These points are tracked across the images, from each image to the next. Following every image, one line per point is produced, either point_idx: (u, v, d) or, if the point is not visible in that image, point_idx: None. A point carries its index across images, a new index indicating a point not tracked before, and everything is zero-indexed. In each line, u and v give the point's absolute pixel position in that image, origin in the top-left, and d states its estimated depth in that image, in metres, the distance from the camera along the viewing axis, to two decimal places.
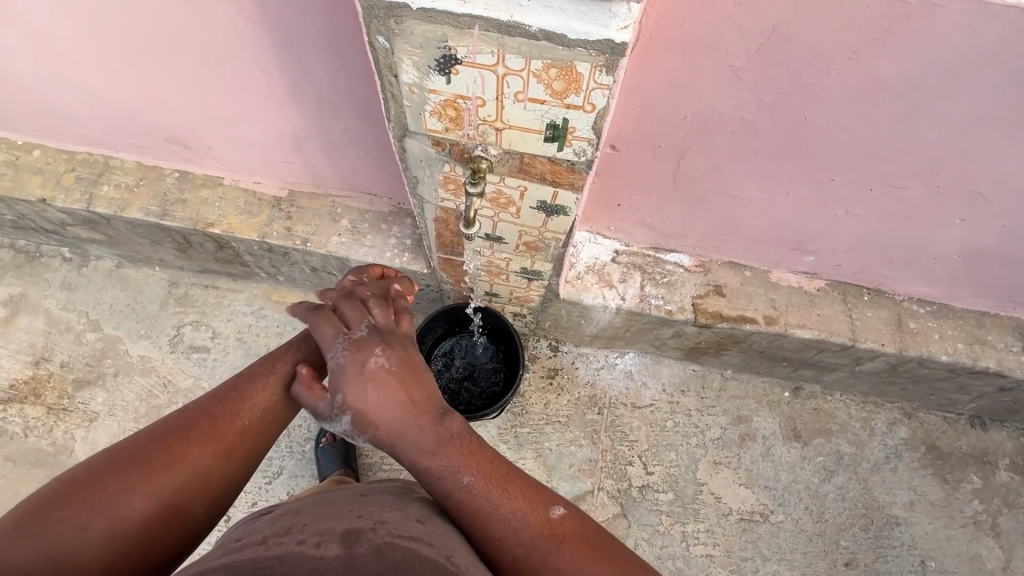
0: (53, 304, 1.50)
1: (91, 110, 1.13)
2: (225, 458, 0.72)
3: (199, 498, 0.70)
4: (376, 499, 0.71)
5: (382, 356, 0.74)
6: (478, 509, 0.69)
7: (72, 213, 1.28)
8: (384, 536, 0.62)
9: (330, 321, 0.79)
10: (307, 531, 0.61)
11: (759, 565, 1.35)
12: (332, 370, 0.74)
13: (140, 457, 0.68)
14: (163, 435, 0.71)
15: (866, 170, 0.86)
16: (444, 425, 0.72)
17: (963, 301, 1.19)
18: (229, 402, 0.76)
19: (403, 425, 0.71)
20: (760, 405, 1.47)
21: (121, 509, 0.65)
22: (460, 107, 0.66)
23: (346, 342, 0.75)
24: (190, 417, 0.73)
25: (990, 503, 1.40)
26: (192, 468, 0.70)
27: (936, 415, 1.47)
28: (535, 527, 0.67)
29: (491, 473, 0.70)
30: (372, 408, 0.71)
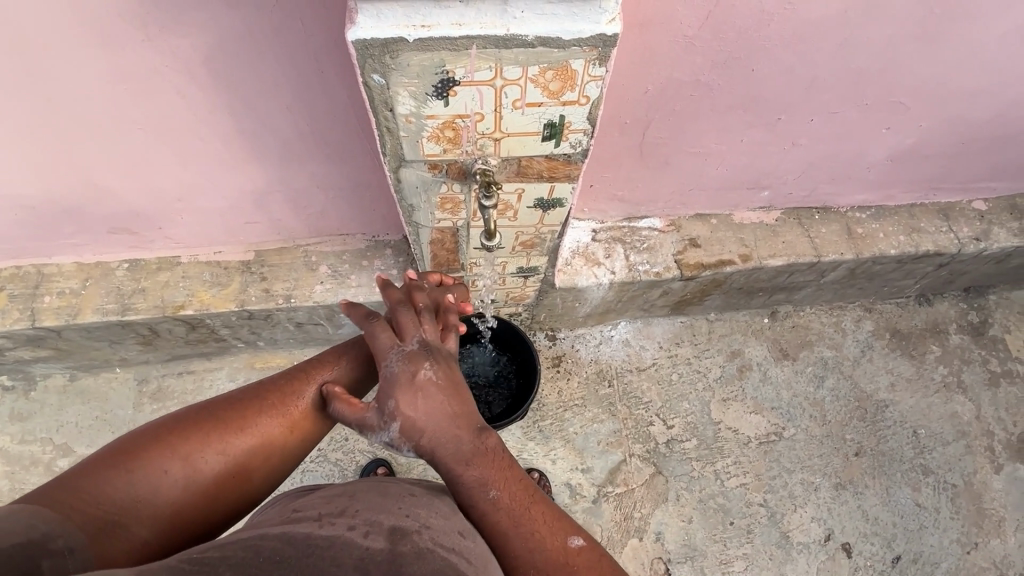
0: (8, 440, 1.34)
1: (17, 219, 1.02)
2: (291, 432, 0.74)
3: (263, 467, 0.71)
4: (426, 496, 0.69)
5: (431, 370, 0.73)
6: (501, 522, 0.69)
7: (13, 336, 1.15)
8: (427, 542, 0.59)
9: (384, 330, 0.77)
10: (359, 518, 0.60)
11: (787, 479, 1.46)
12: (384, 379, 0.73)
13: (218, 419, 0.70)
14: (242, 402, 0.73)
15: (808, 103, 0.96)
16: (484, 437, 0.72)
17: (894, 199, 1.35)
18: (298, 379, 0.78)
19: (447, 432, 0.71)
20: (747, 336, 1.59)
21: (197, 465, 0.66)
22: (459, 127, 0.67)
23: (400, 356, 0.74)
24: (264, 389, 0.75)
25: (952, 365, 1.59)
26: (260, 436, 0.71)
27: (890, 303, 1.65)
28: (551, 549, 0.67)
29: (518, 492, 0.71)
30: (422, 416, 0.71)
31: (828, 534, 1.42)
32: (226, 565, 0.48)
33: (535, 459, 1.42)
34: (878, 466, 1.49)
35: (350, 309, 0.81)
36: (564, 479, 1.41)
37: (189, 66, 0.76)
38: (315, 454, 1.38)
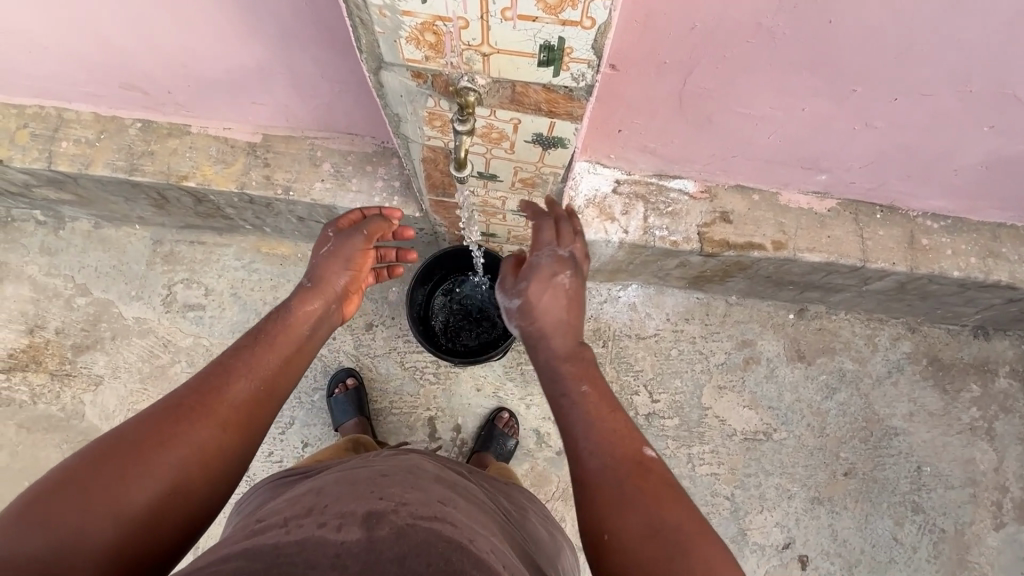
0: (36, 270, 1.45)
1: (32, 58, 1.02)
2: (228, 431, 0.64)
3: (205, 476, 0.61)
4: (398, 476, 0.68)
5: (568, 278, 0.81)
6: (578, 416, 0.67)
7: (34, 174, 1.20)
8: (406, 519, 0.59)
9: (546, 232, 0.84)
10: (328, 513, 0.59)
11: (762, 480, 1.40)
12: (530, 266, 0.83)
13: (134, 440, 0.58)
14: (155, 416, 0.61)
15: (894, 77, 0.78)
16: (583, 345, 0.76)
17: (979, 213, 1.14)
18: (222, 374, 0.67)
19: (551, 333, 0.78)
20: (764, 328, 1.46)
21: (125, 496, 0.55)
22: (440, 31, 0.57)
23: (554, 252, 0.82)
24: (179, 394, 0.64)
25: (987, 409, 1.43)
26: (192, 444, 0.60)
27: (940, 328, 1.47)
28: (629, 460, 0.62)
29: (601, 397, 0.69)
30: (541, 305, 0.80)
31: (787, 542, 1.37)
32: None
33: (509, 400, 1.42)
34: (865, 491, 1.40)
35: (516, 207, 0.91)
36: (534, 426, 1.41)
37: None
38: None
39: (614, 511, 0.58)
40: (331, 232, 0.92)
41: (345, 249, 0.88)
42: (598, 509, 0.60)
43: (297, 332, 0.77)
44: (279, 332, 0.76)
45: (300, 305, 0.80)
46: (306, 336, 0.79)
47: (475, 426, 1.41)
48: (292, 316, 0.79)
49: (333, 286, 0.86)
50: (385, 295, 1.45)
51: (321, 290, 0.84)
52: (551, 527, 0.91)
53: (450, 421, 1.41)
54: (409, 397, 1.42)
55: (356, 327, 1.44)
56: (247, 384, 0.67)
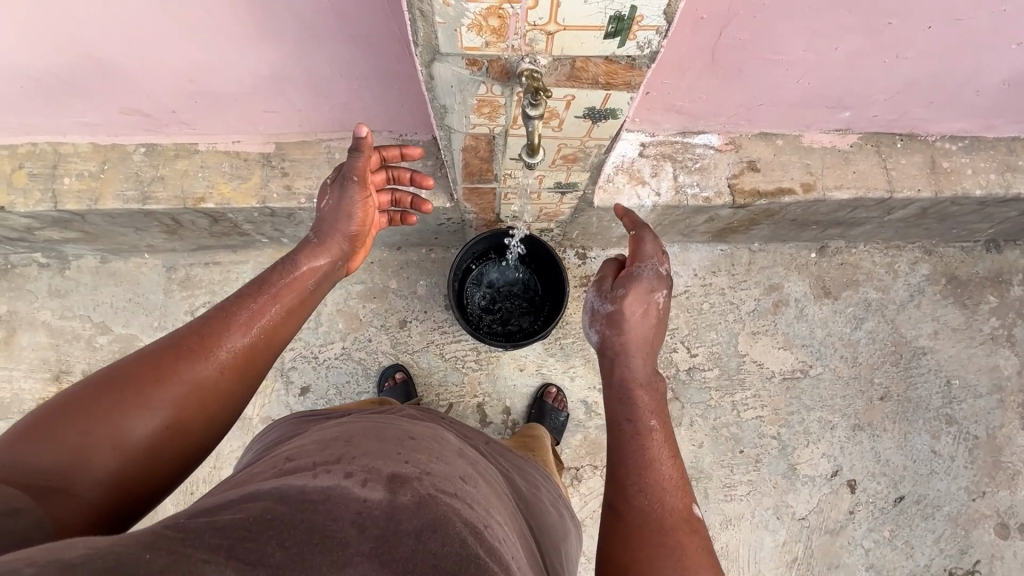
0: (50, 315, 1.39)
1: (23, 93, 0.95)
2: (223, 375, 0.66)
3: (200, 415, 0.64)
4: (424, 442, 0.66)
5: (662, 300, 0.84)
6: (640, 450, 0.72)
7: (39, 217, 1.14)
8: (429, 489, 0.57)
9: (655, 244, 0.87)
10: (356, 465, 0.58)
11: (804, 416, 1.46)
12: (632, 273, 0.85)
13: (134, 377, 0.61)
14: (155, 356, 0.63)
15: (930, 4, 0.78)
16: (657, 377, 0.81)
17: (995, 130, 1.17)
18: (219, 320, 0.68)
19: (637, 351, 0.81)
20: (789, 270, 1.49)
21: (124, 425, 0.59)
22: (506, 14, 0.55)
23: (657, 269, 0.85)
24: (180, 337, 0.66)
25: (1005, 318, 1.50)
26: (188, 382, 0.63)
27: (954, 246, 1.51)
28: (676, 513, 0.68)
29: (662, 441, 0.74)
30: (631, 319, 0.83)
31: (835, 470, 1.44)
32: (210, 530, 0.45)
33: (553, 375, 1.43)
34: (901, 411, 1.46)
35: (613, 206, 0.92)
36: (581, 397, 1.43)
37: None
38: (339, 352, 1.42)
39: (654, 551, 0.64)
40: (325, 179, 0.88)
41: (344, 202, 0.85)
42: (632, 543, 0.65)
43: (300, 285, 0.77)
44: (281, 282, 0.75)
45: (305, 259, 0.79)
46: (309, 290, 0.78)
47: (524, 406, 1.42)
48: (296, 271, 0.77)
49: (335, 233, 0.84)
50: (414, 289, 1.44)
51: (328, 245, 0.83)
52: (560, 506, 0.91)
53: (498, 404, 1.42)
54: (454, 388, 1.42)
55: (390, 326, 1.43)
56: (243, 334, 0.69)
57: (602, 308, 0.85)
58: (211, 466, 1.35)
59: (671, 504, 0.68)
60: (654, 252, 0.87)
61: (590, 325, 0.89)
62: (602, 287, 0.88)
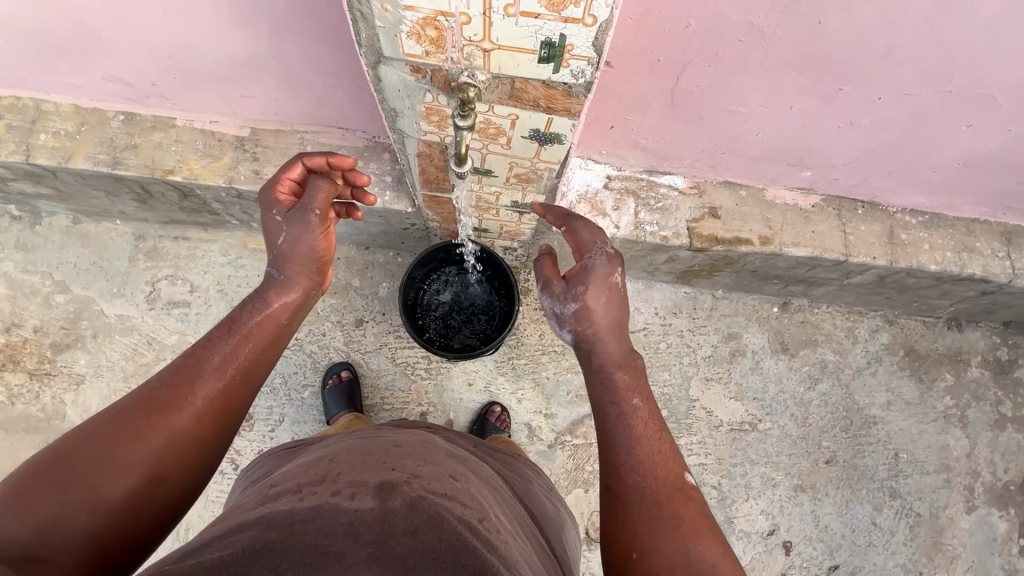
0: (12, 267, 1.41)
1: (9, 48, 0.98)
2: (199, 423, 0.65)
3: (179, 465, 0.63)
4: (410, 447, 0.67)
5: (620, 279, 0.84)
6: (627, 434, 0.73)
7: (10, 167, 1.16)
8: (417, 491, 0.59)
9: (589, 230, 0.86)
10: (341, 481, 0.59)
11: (747, 469, 1.44)
12: (584, 267, 0.83)
13: (107, 433, 0.60)
14: (127, 411, 0.62)
15: (878, 75, 0.80)
16: (634, 353, 0.82)
17: (955, 209, 1.19)
18: (191, 367, 0.67)
19: (609, 336, 0.82)
20: (749, 321, 1.50)
21: (100, 484, 0.58)
22: (442, 26, 0.58)
23: (604, 251, 0.84)
24: (150, 388, 0.65)
25: (960, 398, 1.49)
26: (164, 434, 0.62)
27: (916, 319, 1.52)
28: (671, 482, 0.69)
29: (647, 417, 0.75)
30: (599, 311, 0.83)
31: (772, 529, 1.41)
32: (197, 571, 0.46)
33: (501, 394, 1.43)
34: (846, 478, 1.45)
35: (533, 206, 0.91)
36: (525, 419, 1.42)
37: None
38: (291, 342, 1.42)
39: (654, 525, 0.65)
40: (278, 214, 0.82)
41: (303, 237, 0.80)
42: (634, 520, 0.66)
43: (272, 321, 0.76)
44: (252, 322, 0.74)
45: (277, 296, 0.78)
46: (283, 324, 0.77)
47: (467, 421, 1.41)
48: (268, 308, 0.76)
49: (305, 264, 0.80)
50: (375, 291, 1.45)
51: (298, 277, 0.80)
52: (555, 500, 0.90)
53: (442, 416, 1.41)
54: (400, 393, 1.42)
55: (346, 323, 1.43)
56: (216, 379, 0.68)
57: (566, 309, 0.85)
58: None
59: (666, 473, 0.70)
60: (592, 236, 0.86)
61: (559, 327, 0.88)
62: (556, 290, 0.86)
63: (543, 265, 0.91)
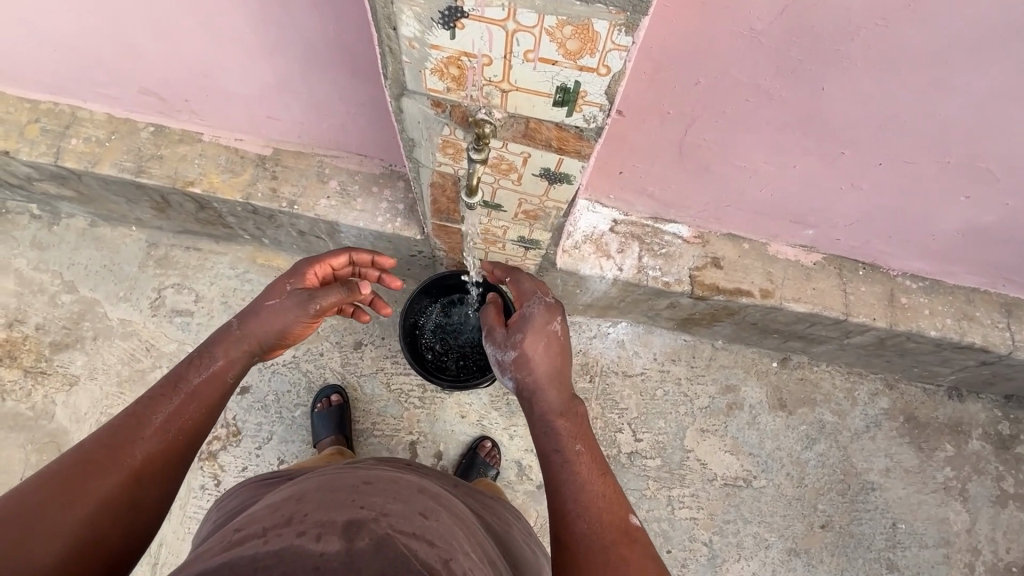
0: (24, 264, 1.43)
1: (57, 58, 1.04)
2: (135, 482, 0.65)
3: (112, 529, 0.62)
4: (381, 487, 0.66)
5: (560, 326, 0.87)
6: (572, 477, 0.71)
7: (38, 168, 1.20)
8: (385, 529, 0.58)
9: (531, 282, 0.94)
10: (307, 521, 0.57)
11: (740, 527, 1.40)
12: (525, 315, 0.88)
13: (43, 495, 0.59)
14: (60, 473, 0.61)
15: (877, 142, 0.83)
16: (575, 399, 0.82)
17: (954, 277, 1.20)
18: (131, 426, 0.68)
19: (549, 384, 0.82)
20: (748, 374, 1.49)
21: (30, 548, 0.55)
22: (464, 66, 0.61)
23: (543, 300, 0.89)
24: (84, 452, 0.64)
25: (961, 470, 1.46)
26: (100, 496, 0.62)
27: (916, 386, 1.50)
28: (616, 525, 0.67)
29: (591, 461, 0.74)
30: (538, 357, 0.84)
31: None
32: None
33: (493, 429, 1.41)
34: (841, 545, 1.40)
35: (482, 266, 1.02)
36: (516, 457, 1.40)
37: None
38: (288, 360, 1.42)
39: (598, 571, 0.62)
40: (292, 283, 0.88)
41: (291, 313, 0.86)
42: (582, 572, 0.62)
43: (220, 379, 0.78)
44: (199, 378, 0.76)
45: (223, 353, 0.80)
46: (229, 382, 0.79)
47: (457, 453, 1.39)
48: (214, 364, 0.78)
49: (268, 334, 0.85)
50: (377, 314, 1.46)
51: (252, 338, 0.83)
52: (533, 544, 0.88)
53: (432, 447, 1.39)
54: (392, 420, 1.41)
55: (345, 345, 1.44)
56: (158, 438, 0.69)
57: (507, 356, 0.87)
58: None
59: (609, 518, 0.67)
60: (535, 287, 0.93)
61: (501, 375, 0.89)
62: (499, 338, 0.90)
63: (489, 313, 0.96)
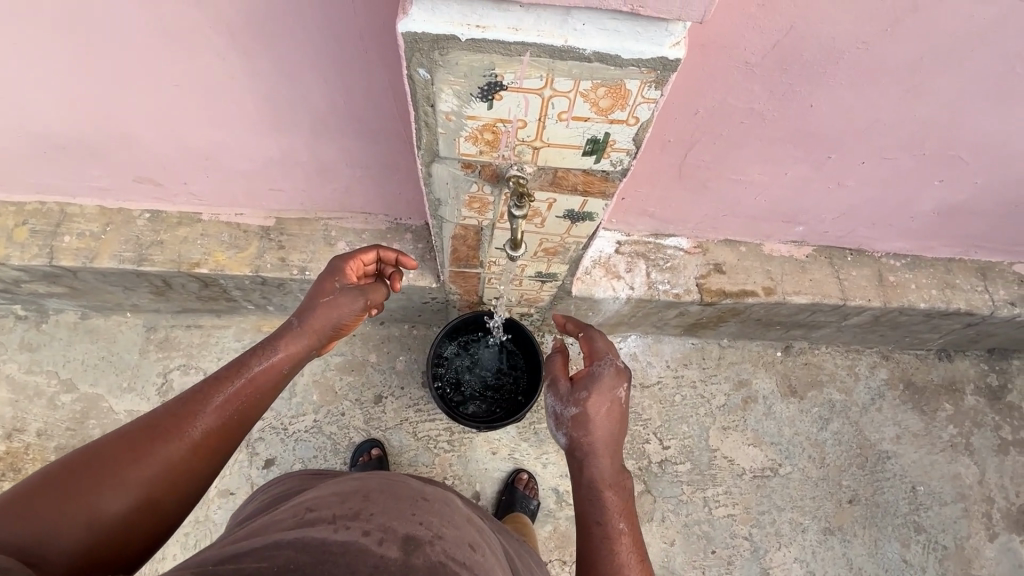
0: (15, 369, 1.36)
1: (46, 158, 1.02)
2: (194, 454, 0.68)
3: (171, 491, 0.65)
4: (438, 504, 0.66)
5: (624, 394, 0.89)
6: (609, 556, 0.74)
7: (30, 271, 1.16)
8: (438, 555, 0.57)
9: (603, 340, 0.96)
10: (373, 523, 0.58)
11: (775, 516, 1.45)
12: (595, 374, 0.90)
13: (114, 451, 0.63)
14: (133, 432, 0.65)
15: (861, 144, 0.91)
16: (624, 473, 0.85)
17: (932, 251, 1.30)
18: (198, 401, 0.70)
19: (604, 450, 0.85)
20: (756, 367, 1.56)
21: (102, 498, 0.60)
22: (499, 130, 0.64)
23: (614, 362, 0.91)
24: (157, 416, 0.67)
25: (962, 426, 1.56)
26: (161, 463, 0.64)
27: (909, 353, 1.60)
28: None
29: (630, 544, 0.76)
30: (600, 419, 0.87)
31: None
32: None
33: (525, 460, 1.42)
34: (870, 517, 1.47)
35: (553, 316, 1.04)
36: (552, 485, 1.41)
37: (234, 32, 0.74)
38: (310, 425, 1.40)
39: None
40: (338, 280, 0.87)
41: (342, 308, 0.86)
42: None
43: (276, 371, 0.78)
44: (259, 367, 0.77)
45: (283, 344, 0.80)
46: (284, 374, 0.80)
47: (494, 491, 1.39)
48: (274, 356, 0.79)
49: (324, 328, 0.84)
50: (393, 364, 1.45)
51: (311, 332, 0.83)
52: None
53: (468, 488, 1.39)
54: (424, 468, 1.40)
55: (365, 400, 1.43)
56: (216, 415, 0.70)
57: (566, 412, 0.89)
58: None
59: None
60: (606, 349, 0.95)
61: (555, 425, 0.92)
62: (562, 390, 0.92)
63: (553, 361, 0.98)
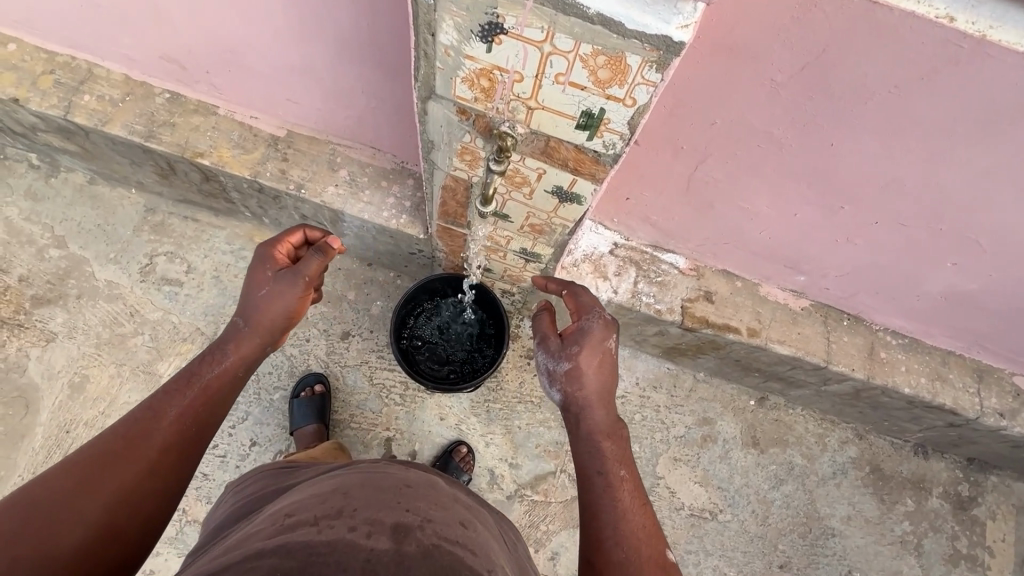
0: (15, 213, 1.41)
1: (82, 14, 1.04)
2: (152, 473, 0.66)
3: (132, 517, 0.63)
4: (424, 491, 0.62)
5: (614, 345, 0.88)
6: (614, 505, 0.75)
7: (46, 120, 1.19)
8: (431, 538, 0.54)
9: (587, 296, 0.92)
10: (357, 517, 0.54)
11: (700, 559, 1.43)
12: (585, 330, 0.87)
13: (63, 484, 0.60)
14: (79, 464, 0.63)
15: (879, 201, 0.87)
16: (620, 422, 0.85)
17: (933, 338, 1.25)
18: (147, 420, 0.69)
19: (597, 403, 0.84)
20: (725, 410, 1.51)
21: (58, 532, 0.57)
22: (495, 79, 0.63)
23: (601, 316, 0.89)
24: (103, 444, 0.65)
25: (918, 526, 1.50)
26: (120, 484, 0.63)
27: (885, 439, 1.54)
28: (655, 560, 0.71)
29: (633, 488, 0.77)
30: (591, 375, 0.85)
31: None
32: None
33: (470, 434, 1.41)
34: None
35: (535, 279, 0.99)
36: (489, 465, 1.41)
37: None
38: None
39: None
40: (270, 270, 0.85)
41: (283, 298, 0.84)
42: None
43: (231, 373, 0.80)
44: (210, 374, 0.77)
45: (234, 347, 0.81)
46: (239, 375, 0.81)
47: (431, 455, 1.39)
48: (226, 360, 0.80)
49: (274, 323, 0.84)
50: (368, 307, 1.45)
51: (261, 331, 0.84)
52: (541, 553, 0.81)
53: (407, 445, 1.39)
54: (370, 414, 1.40)
55: (332, 333, 1.43)
56: (171, 431, 0.70)
57: (559, 367, 0.87)
58: (99, 412, 1.31)
59: (649, 552, 0.71)
60: (591, 303, 0.92)
61: (548, 385, 0.89)
62: (552, 347, 0.89)
63: (540, 321, 0.95)
